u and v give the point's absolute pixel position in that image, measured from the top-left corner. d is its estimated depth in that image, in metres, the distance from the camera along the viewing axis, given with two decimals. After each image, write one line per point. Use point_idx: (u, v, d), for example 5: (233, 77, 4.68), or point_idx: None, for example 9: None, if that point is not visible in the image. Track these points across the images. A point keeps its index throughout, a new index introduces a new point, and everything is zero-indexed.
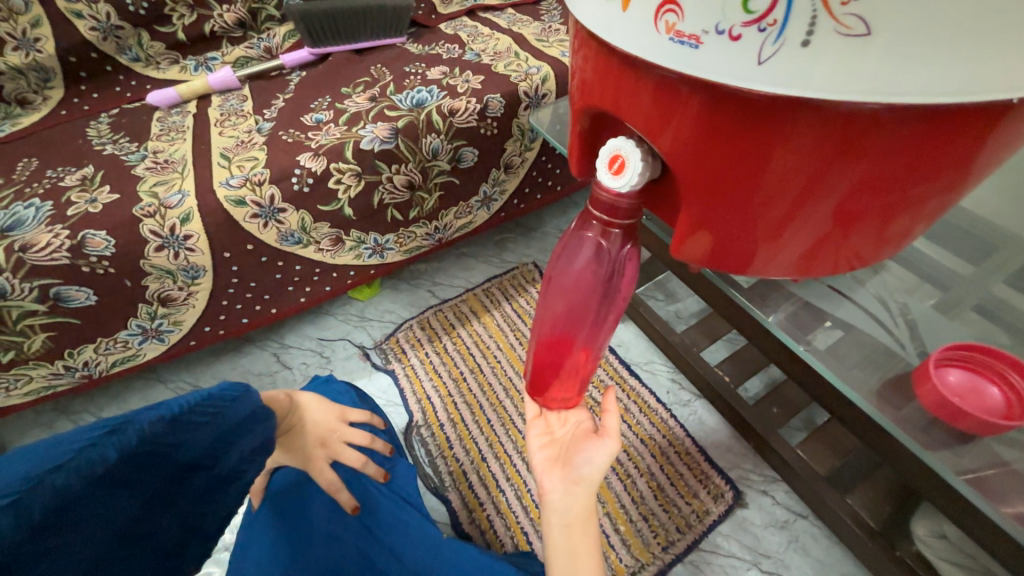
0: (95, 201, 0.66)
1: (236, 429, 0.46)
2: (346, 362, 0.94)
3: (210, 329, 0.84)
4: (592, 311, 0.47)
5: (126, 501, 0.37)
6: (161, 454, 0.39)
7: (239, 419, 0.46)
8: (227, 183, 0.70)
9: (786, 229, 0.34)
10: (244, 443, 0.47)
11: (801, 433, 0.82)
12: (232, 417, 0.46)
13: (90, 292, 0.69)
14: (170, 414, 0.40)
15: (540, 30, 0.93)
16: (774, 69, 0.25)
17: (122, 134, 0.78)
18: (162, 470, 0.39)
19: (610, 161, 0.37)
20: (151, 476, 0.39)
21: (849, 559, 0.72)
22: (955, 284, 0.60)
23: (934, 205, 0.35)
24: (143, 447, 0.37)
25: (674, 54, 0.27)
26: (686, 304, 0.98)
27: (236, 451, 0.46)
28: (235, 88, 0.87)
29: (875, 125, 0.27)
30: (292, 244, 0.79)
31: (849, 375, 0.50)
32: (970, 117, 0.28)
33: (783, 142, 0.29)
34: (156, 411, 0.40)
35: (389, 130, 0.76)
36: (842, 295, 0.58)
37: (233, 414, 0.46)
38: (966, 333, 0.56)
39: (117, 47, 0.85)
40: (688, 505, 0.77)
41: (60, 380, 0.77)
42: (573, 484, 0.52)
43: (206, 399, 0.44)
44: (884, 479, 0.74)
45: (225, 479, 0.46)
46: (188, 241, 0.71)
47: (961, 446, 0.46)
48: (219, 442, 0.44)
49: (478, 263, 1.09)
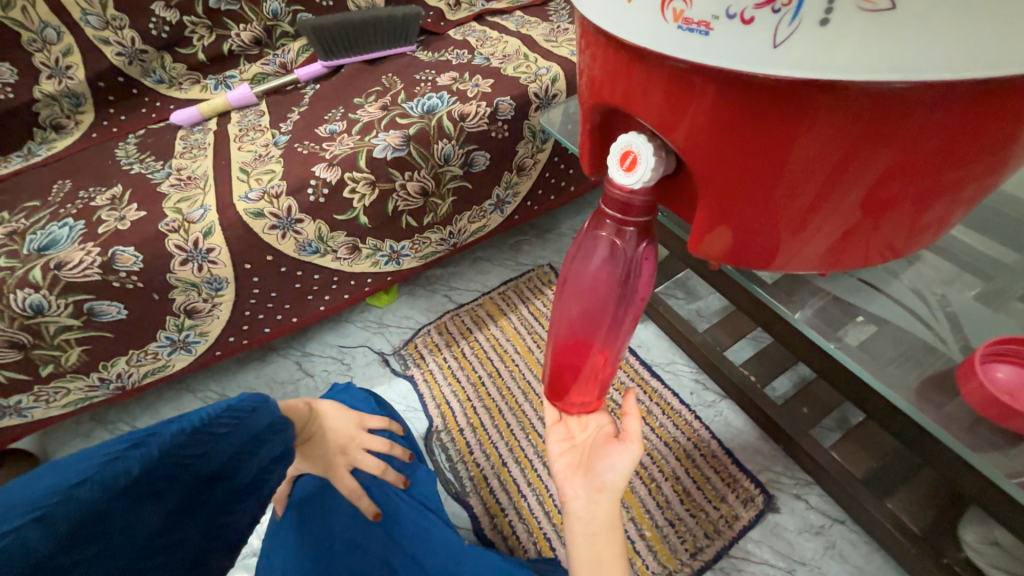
0: (123, 218, 0.69)
1: (256, 437, 0.48)
2: (366, 369, 0.95)
3: (234, 339, 0.86)
4: (610, 312, 0.46)
5: (150, 512, 0.38)
6: (183, 465, 0.40)
7: (258, 428, 0.48)
8: (247, 196, 0.72)
9: (811, 221, 0.32)
10: (264, 453, 0.48)
11: (835, 434, 0.79)
12: (251, 427, 0.48)
13: (121, 306, 0.71)
14: (190, 427, 0.42)
15: (548, 30, 0.93)
16: (791, 52, 0.24)
17: (148, 153, 0.81)
18: (185, 481, 0.41)
19: (621, 157, 0.36)
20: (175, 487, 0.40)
21: (891, 566, 0.68)
22: (998, 274, 0.56)
23: (972, 191, 0.33)
24: (165, 459, 0.39)
25: (684, 42, 0.26)
26: (708, 303, 0.96)
27: (255, 460, 0.47)
28: (253, 104, 0.89)
29: (905, 105, 0.26)
30: (311, 254, 0.81)
31: (885, 373, 0.47)
32: (1009, 92, 0.26)
33: (805, 128, 0.27)
34: (176, 423, 0.42)
35: (400, 138, 0.76)
36: (873, 289, 0.55)
37: (252, 424, 0.48)
38: (1013, 326, 0.52)
39: (142, 70, 0.88)
40: (716, 509, 0.75)
41: (96, 392, 0.80)
42: (596, 492, 0.51)
43: (224, 412, 0.46)
44: (927, 481, 0.70)
45: (248, 486, 0.47)
46: (211, 254, 0.73)
47: (1012, 447, 0.43)
48: (239, 450, 0.46)
49: (493, 266, 1.09)
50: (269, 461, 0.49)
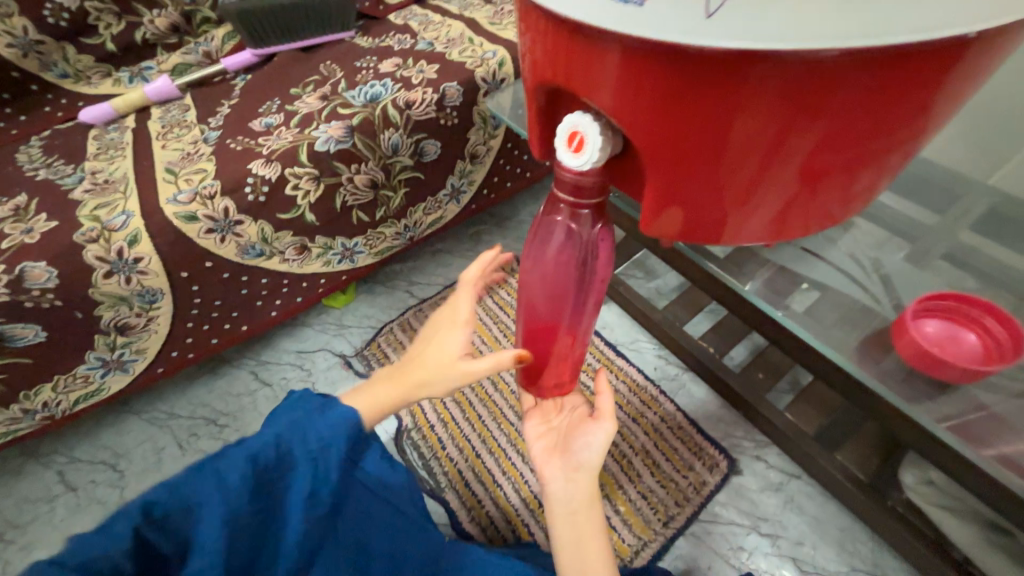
0: (31, 231, 0.62)
1: (288, 459, 0.44)
2: (327, 373, 0.92)
3: (178, 354, 0.80)
4: (571, 297, 0.46)
5: (207, 527, 0.39)
6: (228, 478, 0.41)
7: (292, 452, 0.45)
8: (175, 199, 0.66)
9: (753, 195, 0.33)
10: (314, 475, 0.45)
11: (788, 395, 0.84)
12: (309, 444, 0.46)
13: (38, 328, 0.64)
14: (251, 461, 0.42)
15: (493, 12, 0.90)
16: (723, 20, 0.24)
17: (56, 156, 0.73)
18: (219, 530, 0.39)
19: (568, 138, 0.35)
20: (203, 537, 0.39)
21: (844, 513, 0.74)
22: (921, 236, 0.61)
23: (897, 157, 0.35)
24: (239, 482, 0.41)
25: (619, 14, 0.26)
26: (666, 280, 0.98)
27: (308, 482, 0.45)
28: (176, 98, 0.82)
29: (837, 75, 0.26)
30: (255, 257, 0.76)
31: (828, 335, 0.50)
32: (932, 61, 0.27)
33: (746, 102, 0.27)
34: (243, 458, 0.42)
35: (344, 129, 0.72)
36: (814, 256, 0.58)
37: (282, 451, 0.44)
38: (936, 283, 0.57)
39: (40, 63, 0.79)
40: (685, 478, 0.78)
41: (19, 424, 0.72)
42: (573, 472, 0.51)
43: (251, 457, 0.42)
44: (870, 432, 0.76)
45: (304, 506, 0.45)
46: (139, 263, 0.66)
47: (940, 394, 0.47)
48: (260, 490, 0.42)
49: (454, 257, 1.07)
50: (327, 474, 0.46)
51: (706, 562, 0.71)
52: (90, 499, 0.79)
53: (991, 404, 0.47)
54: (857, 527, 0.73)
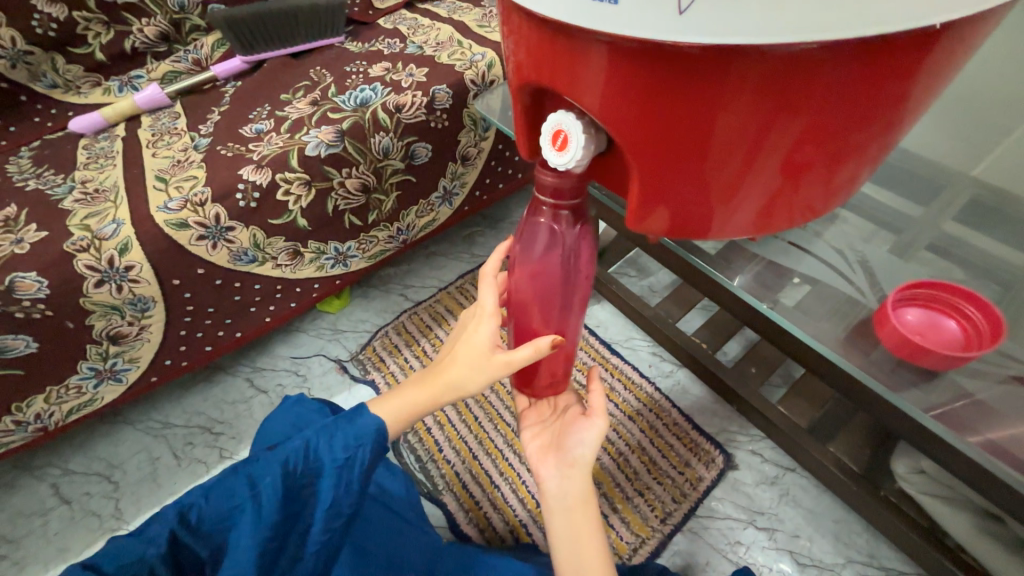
0: (20, 241, 0.61)
1: (315, 467, 0.47)
2: (323, 378, 0.91)
3: (172, 362, 0.80)
4: (558, 296, 0.46)
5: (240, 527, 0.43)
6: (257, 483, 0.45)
7: (319, 462, 0.47)
8: (165, 207, 0.66)
9: (738, 189, 0.34)
10: (337, 484, 0.48)
11: (781, 389, 0.84)
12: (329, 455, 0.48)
13: (29, 339, 0.64)
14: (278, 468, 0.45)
15: (481, 15, 0.90)
16: (698, 15, 0.24)
17: (46, 166, 0.73)
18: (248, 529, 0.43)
19: (553, 137, 0.35)
20: (237, 539, 0.43)
21: (838, 505, 0.74)
22: (906, 228, 0.62)
23: (877, 149, 0.35)
24: (265, 486, 0.44)
25: (597, 13, 0.26)
26: (658, 278, 0.99)
27: (332, 490, 0.47)
28: (166, 106, 0.82)
29: (814, 67, 0.26)
30: (247, 263, 0.76)
31: (816, 328, 0.51)
32: (905, 52, 0.27)
33: (726, 96, 0.28)
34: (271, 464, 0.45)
35: (334, 134, 0.73)
36: (801, 249, 0.59)
37: (310, 458, 0.47)
38: (922, 274, 0.58)
39: (29, 74, 0.78)
40: (681, 474, 0.78)
41: (12, 437, 0.72)
42: (568, 468, 0.51)
43: (283, 464, 0.46)
44: (862, 424, 0.76)
45: (327, 514, 0.47)
46: (130, 272, 0.66)
47: (927, 383, 0.47)
48: (289, 497, 0.45)
49: (448, 260, 1.07)
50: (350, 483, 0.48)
51: (704, 557, 0.72)
52: (84, 510, 0.78)
53: (977, 391, 0.47)
54: (852, 518, 0.74)
